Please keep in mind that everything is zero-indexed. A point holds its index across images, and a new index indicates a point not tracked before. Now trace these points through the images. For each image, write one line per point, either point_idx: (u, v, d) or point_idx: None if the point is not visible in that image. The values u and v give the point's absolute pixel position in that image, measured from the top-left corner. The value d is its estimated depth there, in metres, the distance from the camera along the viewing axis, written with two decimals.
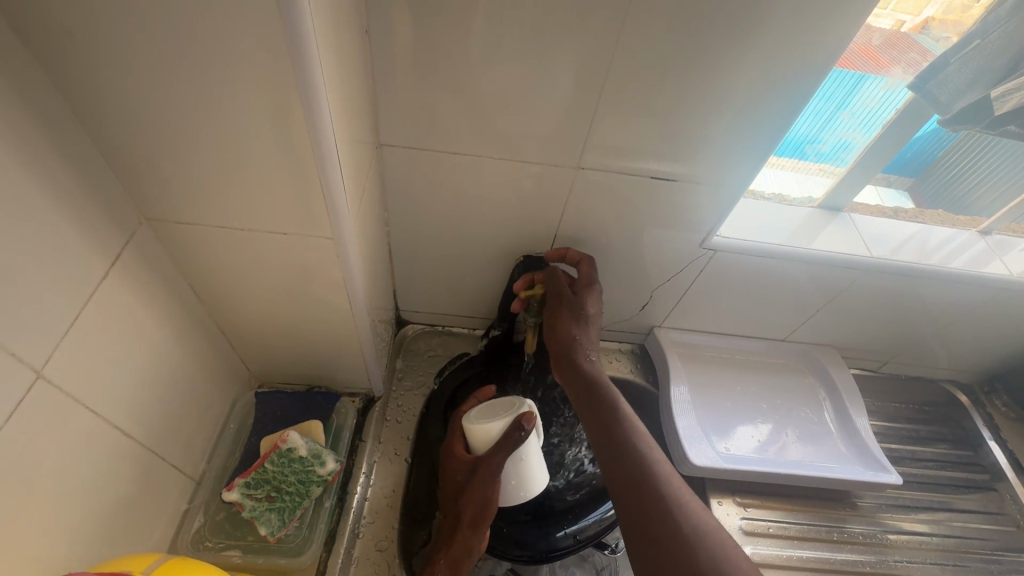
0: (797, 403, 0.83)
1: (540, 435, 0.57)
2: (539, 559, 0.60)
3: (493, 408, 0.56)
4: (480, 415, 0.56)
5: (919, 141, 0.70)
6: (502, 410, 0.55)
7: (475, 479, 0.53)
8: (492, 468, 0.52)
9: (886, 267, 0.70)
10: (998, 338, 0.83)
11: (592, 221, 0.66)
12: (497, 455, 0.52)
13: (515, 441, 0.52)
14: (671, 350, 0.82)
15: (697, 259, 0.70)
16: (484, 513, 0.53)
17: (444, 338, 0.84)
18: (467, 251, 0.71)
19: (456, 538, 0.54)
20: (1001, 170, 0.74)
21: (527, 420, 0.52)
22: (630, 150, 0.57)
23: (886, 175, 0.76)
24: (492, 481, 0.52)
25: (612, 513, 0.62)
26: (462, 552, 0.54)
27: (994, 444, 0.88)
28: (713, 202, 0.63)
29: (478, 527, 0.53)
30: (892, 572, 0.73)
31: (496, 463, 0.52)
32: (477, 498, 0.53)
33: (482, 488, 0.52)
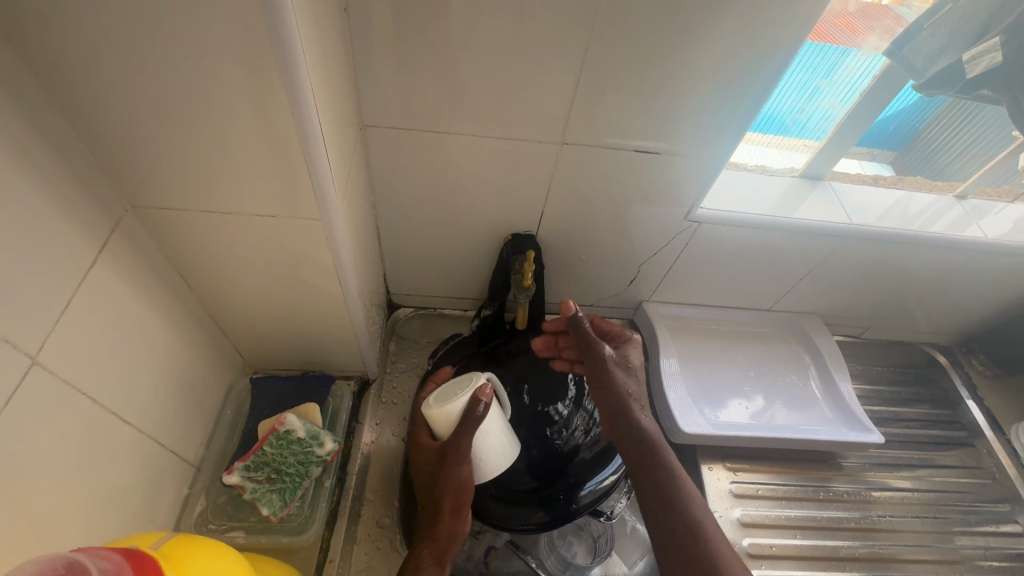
0: (783, 369, 0.85)
1: (499, 409, 0.58)
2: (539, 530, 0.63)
3: (450, 389, 0.57)
4: (437, 402, 0.56)
5: (903, 113, 0.72)
6: (459, 391, 0.55)
7: (449, 463, 0.54)
8: (460, 449, 0.53)
9: (865, 235, 0.72)
10: (976, 300, 0.86)
11: (577, 197, 0.66)
12: (462, 435, 0.53)
13: (475, 419, 0.53)
14: (659, 323, 0.83)
15: (683, 232, 0.71)
16: (463, 496, 0.55)
17: (436, 320, 0.85)
18: (456, 231, 0.71)
19: (438, 526, 0.54)
20: (975, 144, 0.77)
21: (483, 399, 0.54)
22: (612, 126, 0.58)
23: (869, 148, 0.77)
24: (462, 461, 0.54)
25: (606, 483, 0.65)
26: (446, 542, 0.54)
27: (972, 403, 0.91)
28: (695, 173, 0.63)
29: (459, 511, 0.55)
30: (876, 526, 0.77)
31: (462, 444, 0.53)
32: (453, 481, 0.54)
33: (458, 470, 0.54)
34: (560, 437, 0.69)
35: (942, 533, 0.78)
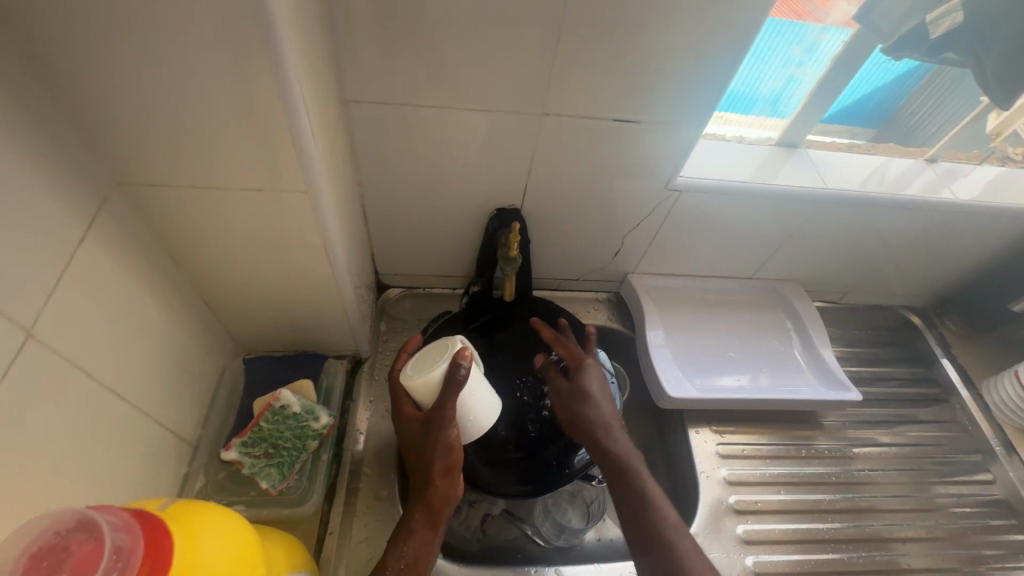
0: (766, 335, 0.87)
1: (479, 368, 0.60)
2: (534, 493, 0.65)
3: (427, 357, 0.58)
4: (416, 373, 0.57)
5: (881, 90, 0.77)
6: (437, 359, 0.56)
7: (435, 428, 0.55)
8: (446, 411, 0.54)
9: (839, 198, 0.74)
10: (948, 260, 0.89)
11: (561, 171, 0.67)
12: (448, 398, 0.54)
13: (457, 381, 0.54)
14: (644, 295, 0.85)
15: (664, 202, 0.72)
16: (452, 458, 0.56)
17: (425, 300, 0.86)
18: (441, 209, 0.71)
19: (431, 492, 0.55)
20: (957, 116, 0.79)
21: (461, 364, 0.54)
22: (593, 97, 0.58)
23: (850, 126, 0.81)
24: (448, 424, 0.54)
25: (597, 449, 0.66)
26: (440, 504, 0.55)
27: (946, 361, 0.94)
28: (675, 141, 0.64)
29: (450, 473, 0.55)
30: (856, 480, 0.80)
31: (447, 406, 0.54)
32: (440, 445, 0.55)
33: (444, 434, 0.55)
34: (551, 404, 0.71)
35: (919, 483, 0.81)
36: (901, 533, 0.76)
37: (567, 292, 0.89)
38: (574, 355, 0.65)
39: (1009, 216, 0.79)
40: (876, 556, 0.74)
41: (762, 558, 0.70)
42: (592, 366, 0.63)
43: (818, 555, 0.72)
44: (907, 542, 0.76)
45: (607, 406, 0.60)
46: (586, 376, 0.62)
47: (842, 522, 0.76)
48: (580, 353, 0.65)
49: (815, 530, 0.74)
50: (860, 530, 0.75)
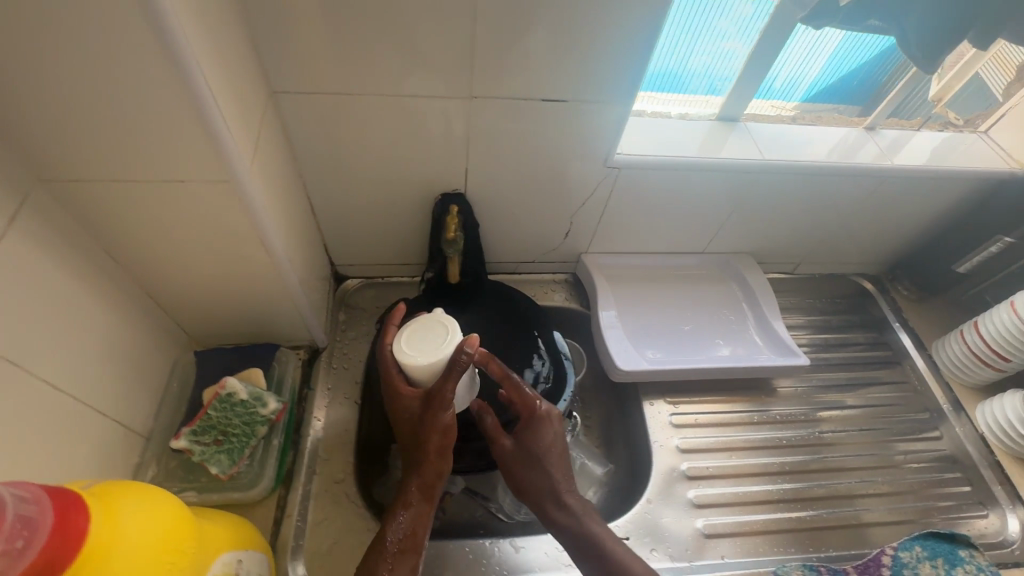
0: (719, 308, 0.89)
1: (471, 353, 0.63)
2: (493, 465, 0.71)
3: (426, 337, 0.59)
4: (419, 353, 0.58)
5: (861, 68, 0.79)
6: (441, 342, 0.58)
7: (433, 410, 0.57)
8: (446, 394, 0.57)
9: (776, 167, 0.76)
10: (895, 226, 0.90)
11: (498, 152, 0.68)
12: (449, 381, 0.56)
13: (460, 367, 0.56)
14: (597, 273, 0.86)
15: (605, 179, 0.74)
16: (447, 439, 0.58)
17: (384, 289, 0.88)
18: (386, 196, 0.72)
19: (428, 468, 0.58)
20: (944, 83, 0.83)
21: (466, 350, 0.57)
22: (519, 79, 0.59)
23: (831, 106, 0.84)
24: (447, 407, 0.57)
25: None
26: (432, 478, 0.59)
27: (898, 325, 0.96)
28: (607, 118, 0.64)
29: (444, 453, 0.58)
30: (818, 441, 0.83)
31: (448, 389, 0.57)
32: (438, 425, 0.57)
33: (442, 415, 0.57)
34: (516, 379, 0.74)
35: (884, 442, 0.84)
36: (866, 491, 0.78)
37: (524, 274, 0.90)
38: (531, 408, 0.63)
39: (948, 180, 0.81)
40: (825, 513, 0.76)
41: (712, 520, 0.72)
42: (555, 422, 0.64)
43: (767, 515, 0.74)
44: (868, 498, 0.78)
45: (563, 454, 0.65)
46: (551, 434, 0.64)
47: (792, 483, 0.78)
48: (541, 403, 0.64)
49: (766, 493, 0.76)
50: (810, 489, 0.77)
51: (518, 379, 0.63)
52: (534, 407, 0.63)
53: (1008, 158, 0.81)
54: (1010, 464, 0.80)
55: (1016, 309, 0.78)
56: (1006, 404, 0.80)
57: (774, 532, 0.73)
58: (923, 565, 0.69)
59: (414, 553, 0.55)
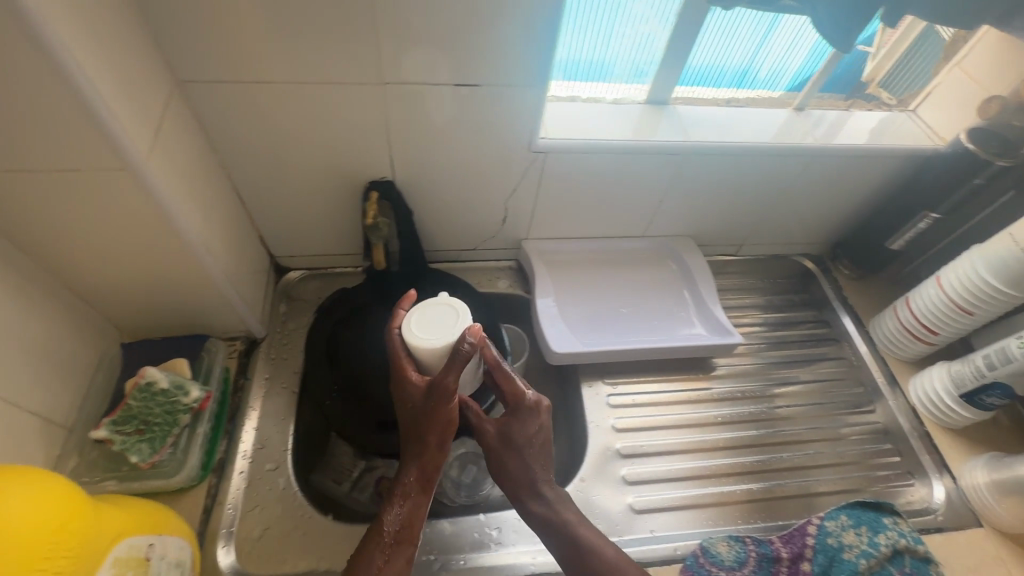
0: (659, 290, 0.91)
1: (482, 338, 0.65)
2: None
3: (436, 322, 0.61)
4: (430, 337, 0.59)
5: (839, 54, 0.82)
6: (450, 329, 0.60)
7: (436, 401, 0.57)
8: (448, 386, 0.56)
9: (701, 149, 0.77)
10: (830, 205, 0.92)
11: (420, 138, 0.68)
12: (450, 373, 0.56)
13: (461, 357, 0.56)
14: (536, 259, 0.87)
15: (532, 164, 0.74)
16: (449, 430, 0.58)
17: (326, 279, 0.88)
18: (314, 185, 0.73)
19: (427, 459, 0.58)
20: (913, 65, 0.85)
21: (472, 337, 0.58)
22: (428, 63, 0.59)
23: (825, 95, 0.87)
24: (450, 399, 0.57)
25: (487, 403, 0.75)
26: (431, 469, 0.59)
27: (837, 303, 0.98)
28: (524, 101, 0.65)
29: (444, 444, 0.58)
30: (778, 416, 0.85)
31: (449, 380, 0.56)
32: (441, 417, 0.57)
33: (445, 406, 0.57)
34: None
35: (834, 415, 0.86)
36: (824, 461, 0.81)
37: (467, 262, 0.91)
38: (519, 399, 0.61)
39: (875, 158, 0.82)
40: (765, 486, 0.78)
41: (643, 497, 0.74)
42: (547, 416, 0.62)
43: (699, 491, 0.76)
44: (825, 468, 0.81)
45: (548, 447, 0.63)
46: (539, 427, 0.62)
47: (725, 459, 0.80)
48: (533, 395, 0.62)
49: (700, 469, 0.78)
50: (743, 464, 0.79)
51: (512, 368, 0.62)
52: (520, 398, 0.61)
53: (933, 135, 0.82)
54: (938, 434, 0.82)
55: (941, 284, 0.80)
56: (936, 380, 0.82)
57: (704, 507, 0.75)
58: (847, 533, 0.69)
59: (408, 545, 0.55)
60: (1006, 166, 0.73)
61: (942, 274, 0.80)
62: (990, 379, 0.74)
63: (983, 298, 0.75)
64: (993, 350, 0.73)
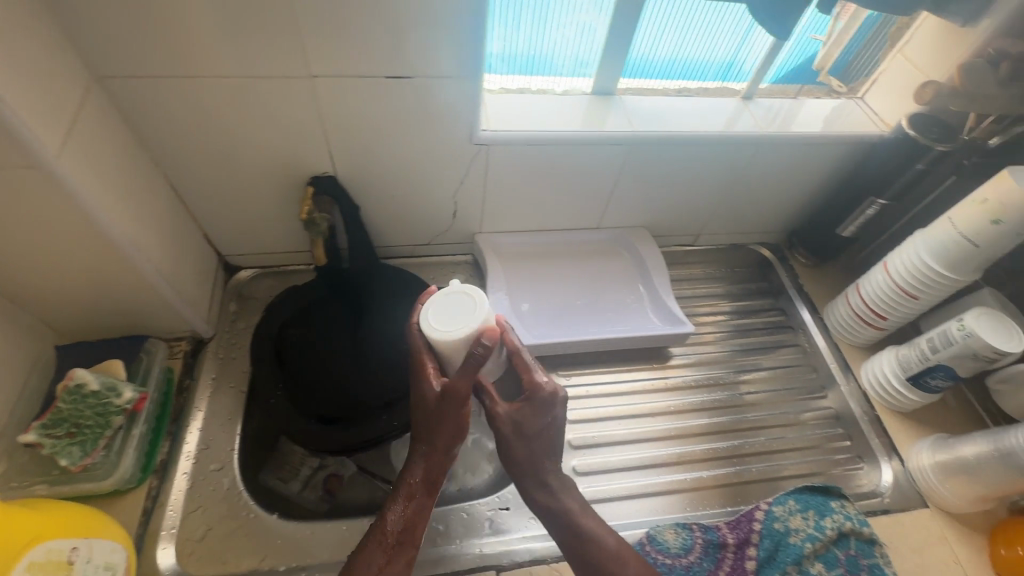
0: (614, 282, 0.91)
1: (504, 324, 0.62)
2: (375, 442, 0.73)
3: (454, 313, 0.57)
4: (453, 326, 0.56)
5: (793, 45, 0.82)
6: (472, 315, 0.57)
7: (450, 404, 0.55)
8: (460, 392, 0.54)
9: (646, 138, 0.76)
10: (782, 194, 0.92)
11: (356, 132, 0.67)
12: (464, 377, 0.54)
13: (473, 360, 0.54)
14: (489, 253, 0.87)
15: (475, 156, 0.74)
16: (460, 433, 0.57)
17: (277, 277, 0.87)
18: (254, 181, 0.72)
19: (433, 460, 0.57)
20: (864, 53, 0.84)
21: (490, 335, 0.55)
22: (356, 55, 0.59)
23: (781, 86, 0.87)
24: (463, 405, 0.55)
25: None
26: (438, 470, 0.57)
27: (793, 291, 0.98)
28: (460, 91, 0.65)
29: (452, 447, 0.57)
30: (744, 404, 0.86)
31: (461, 385, 0.54)
32: (452, 419, 0.56)
33: (460, 410, 0.56)
34: (394, 364, 0.78)
35: (795, 401, 0.87)
36: (790, 445, 0.82)
37: (422, 258, 0.90)
38: (537, 389, 0.58)
39: (822, 145, 0.82)
40: (738, 470, 0.79)
41: (593, 487, 0.74)
42: (562, 405, 0.59)
43: (651, 479, 0.77)
44: (789, 453, 0.81)
45: (559, 436, 0.60)
46: (553, 416, 0.59)
47: (676, 447, 0.80)
48: (551, 381, 0.59)
49: (651, 458, 0.79)
50: (695, 453, 0.80)
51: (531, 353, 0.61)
52: (538, 390, 0.58)
53: (879, 121, 0.82)
54: (888, 418, 0.83)
55: (888, 269, 0.80)
56: (884, 364, 0.83)
57: (655, 496, 0.76)
58: (794, 518, 0.70)
59: (411, 545, 0.54)
60: (945, 151, 0.74)
61: (888, 260, 0.80)
62: (933, 362, 0.75)
63: (927, 283, 0.76)
64: (936, 332, 0.74)
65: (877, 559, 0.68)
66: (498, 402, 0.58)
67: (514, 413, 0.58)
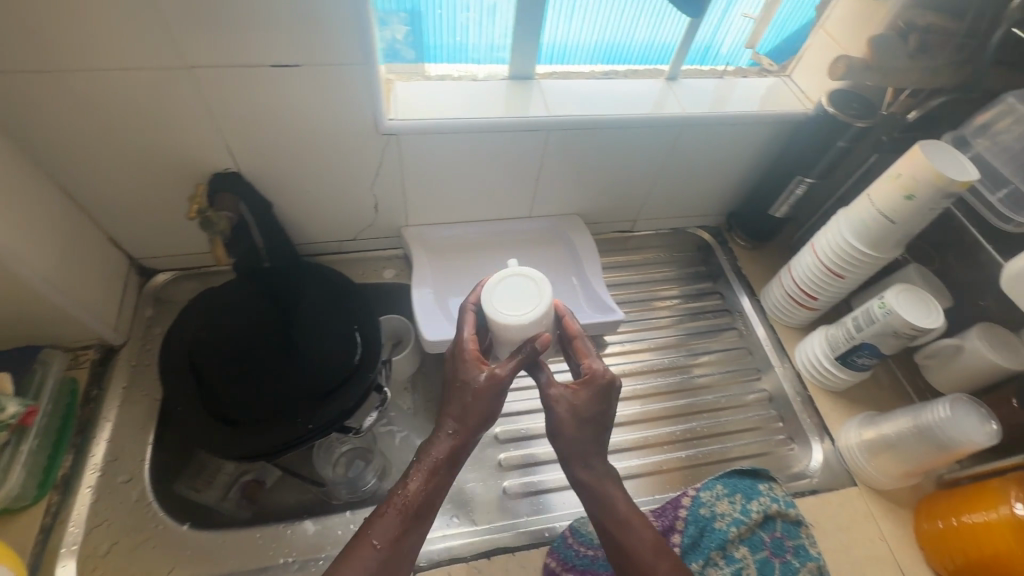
0: (547, 272, 0.89)
1: (561, 308, 0.64)
2: (292, 446, 0.69)
3: (513, 296, 0.60)
4: (513, 309, 0.58)
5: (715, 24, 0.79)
6: (532, 301, 0.59)
7: (490, 386, 0.54)
8: (500, 377, 0.55)
9: (564, 123, 0.74)
10: (716, 176, 0.91)
11: (251, 125, 0.64)
12: (507, 367, 0.56)
13: (525, 355, 0.56)
14: (416, 247, 0.85)
15: (385, 147, 0.71)
16: (490, 414, 0.55)
17: (197, 280, 0.84)
18: (153, 181, 0.69)
19: (459, 436, 0.54)
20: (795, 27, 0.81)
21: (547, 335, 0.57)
22: (234, 44, 0.56)
23: (710, 66, 0.85)
24: (501, 389, 0.55)
25: (352, 402, 0.72)
26: (460, 448, 0.54)
27: (731, 274, 0.97)
28: (355, 79, 0.62)
29: (481, 425, 0.54)
30: (695, 386, 0.86)
31: (501, 371, 0.55)
32: (488, 398, 0.54)
33: (497, 393, 0.54)
34: (316, 365, 0.74)
35: (742, 381, 0.87)
36: (731, 427, 0.82)
37: (349, 254, 0.88)
38: (593, 376, 0.57)
39: (747, 126, 0.81)
40: (689, 453, 0.80)
41: (517, 480, 0.73)
42: (616, 396, 0.57)
43: None
44: (731, 437, 0.81)
45: (612, 428, 0.58)
46: (606, 405, 0.57)
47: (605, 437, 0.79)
48: (606, 368, 0.58)
49: None
50: (627, 442, 0.79)
51: (588, 339, 0.62)
52: (598, 374, 0.57)
53: (804, 99, 0.81)
54: (821, 398, 0.83)
55: (815, 250, 0.80)
56: (817, 344, 0.82)
57: None
58: (721, 502, 0.69)
59: (425, 519, 0.52)
60: (863, 127, 0.73)
61: (816, 241, 0.80)
62: (858, 340, 0.75)
63: (851, 262, 0.75)
64: (860, 312, 0.73)
65: (801, 540, 0.67)
66: (553, 382, 0.57)
67: (569, 395, 0.56)
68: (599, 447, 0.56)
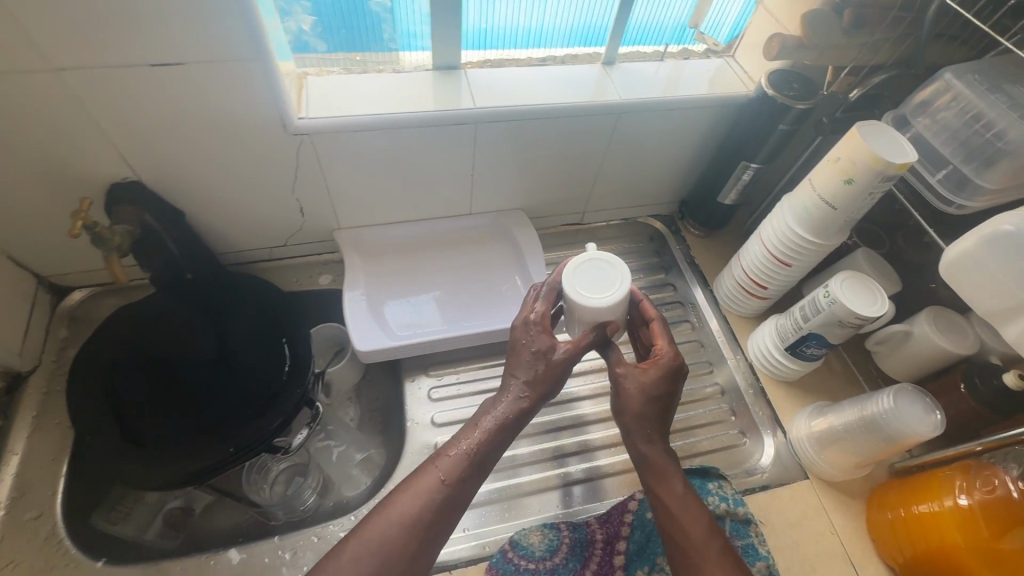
0: (490, 272, 0.86)
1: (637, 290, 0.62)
2: (209, 473, 0.64)
3: (594, 275, 0.56)
4: (597, 291, 0.54)
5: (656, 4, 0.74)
6: (613, 283, 0.55)
7: (559, 359, 0.55)
8: (569, 353, 0.55)
9: (491, 115, 0.70)
10: (662, 164, 0.87)
11: (144, 130, 0.60)
12: (585, 342, 0.55)
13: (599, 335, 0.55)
14: (349, 251, 0.81)
15: (298, 147, 0.66)
16: (555, 381, 0.56)
17: (115, 296, 0.79)
18: (45, 195, 0.64)
19: (525, 394, 0.55)
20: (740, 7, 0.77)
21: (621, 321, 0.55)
22: (104, 42, 0.51)
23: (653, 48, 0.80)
24: (569, 363, 0.55)
25: (276, 422, 0.67)
26: (522, 408, 0.55)
27: (684, 265, 0.95)
28: (251, 76, 0.57)
29: (545, 386, 0.55)
30: None
31: (569, 347, 0.55)
32: (554, 365, 0.55)
33: (564, 363, 0.55)
34: (239, 385, 0.70)
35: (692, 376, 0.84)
36: (683, 423, 0.79)
37: (281, 260, 0.84)
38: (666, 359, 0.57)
39: (688, 111, 0.77)
40: None
41: None
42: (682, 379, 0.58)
43: (526, 476, 0.72)
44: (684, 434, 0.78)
45: (674, 409, 0.57)
46: (674, 388, 0.57)
47: (553, 440, 0.75)
48: (677, 352, 0.57)
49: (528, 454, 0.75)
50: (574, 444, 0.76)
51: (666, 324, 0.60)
52: (670, 360, 0.57)
53: (746, 80, 0.78)
54: (773, 389, 0.81)
55: (762, 239, 0.77)
56: (767, 336, 0.80)
57: (529, 495, 0.71)
58: None
59: (487, 472, 0.54)
60: (804, 109, 0.70)
61: (762, 231, 0.77)
62: (806, 331, 0.72)
63: (797, 251, 0.73)
64: (806, 302, 0.71)
65: (751, 539, 0.66)
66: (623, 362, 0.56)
67: (638, 375, 0.55)
68: (664, 423, 0.56)
